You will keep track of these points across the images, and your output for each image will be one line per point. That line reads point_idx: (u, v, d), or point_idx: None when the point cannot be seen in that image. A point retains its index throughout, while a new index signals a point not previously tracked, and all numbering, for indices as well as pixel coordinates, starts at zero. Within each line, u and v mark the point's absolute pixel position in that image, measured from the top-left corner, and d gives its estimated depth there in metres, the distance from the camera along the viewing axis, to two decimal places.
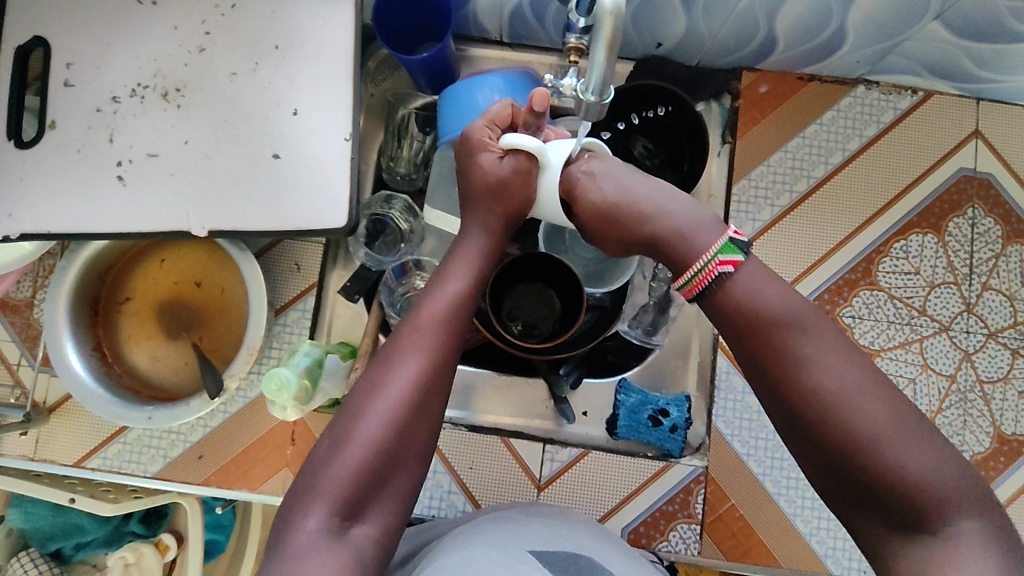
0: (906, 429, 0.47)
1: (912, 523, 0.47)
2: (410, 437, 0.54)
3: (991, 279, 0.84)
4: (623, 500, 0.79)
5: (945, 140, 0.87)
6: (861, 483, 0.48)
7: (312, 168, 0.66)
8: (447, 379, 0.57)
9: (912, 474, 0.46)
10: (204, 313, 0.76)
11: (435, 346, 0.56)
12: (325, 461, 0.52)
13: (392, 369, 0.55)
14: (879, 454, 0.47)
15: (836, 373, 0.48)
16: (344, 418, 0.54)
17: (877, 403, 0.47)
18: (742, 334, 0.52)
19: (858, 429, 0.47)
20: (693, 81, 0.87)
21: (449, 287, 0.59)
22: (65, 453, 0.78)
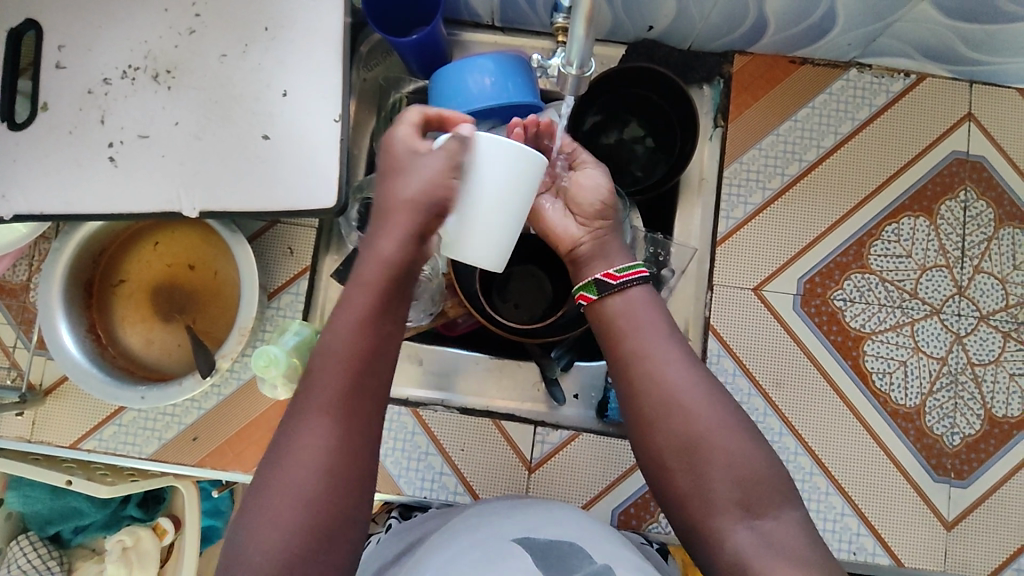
0: (734, 425, 0.58)
1: (745, 504, 0.55)
2: (333, 504, 0.51)
3: (983, 263, 0.84)
4: (613, 482, 0.80)
5: (937, 123, 0.87)
6: (703, 471, 0.56)
7: (302, 150, 0.66)
8: (367, 430, 0.54)
9: (741, 461, 0.56)
10: (197, 295, 0.76)
11: (341, 401, 0.53)
12: (237, 553, 0.50)
13: (297, 435, 0.52)
14: (720, 443, 0.57)
15: (686, 376, 0.59)
16: (265, 486, 0.52)
17: (716, 402, 0.59)
18: (613, 338, 0.62)
19: (699, 425, 0.57)
20: (684, 64, 0.88)
21: (346, 333, 0.55)
22: (62, 434, 0.79)
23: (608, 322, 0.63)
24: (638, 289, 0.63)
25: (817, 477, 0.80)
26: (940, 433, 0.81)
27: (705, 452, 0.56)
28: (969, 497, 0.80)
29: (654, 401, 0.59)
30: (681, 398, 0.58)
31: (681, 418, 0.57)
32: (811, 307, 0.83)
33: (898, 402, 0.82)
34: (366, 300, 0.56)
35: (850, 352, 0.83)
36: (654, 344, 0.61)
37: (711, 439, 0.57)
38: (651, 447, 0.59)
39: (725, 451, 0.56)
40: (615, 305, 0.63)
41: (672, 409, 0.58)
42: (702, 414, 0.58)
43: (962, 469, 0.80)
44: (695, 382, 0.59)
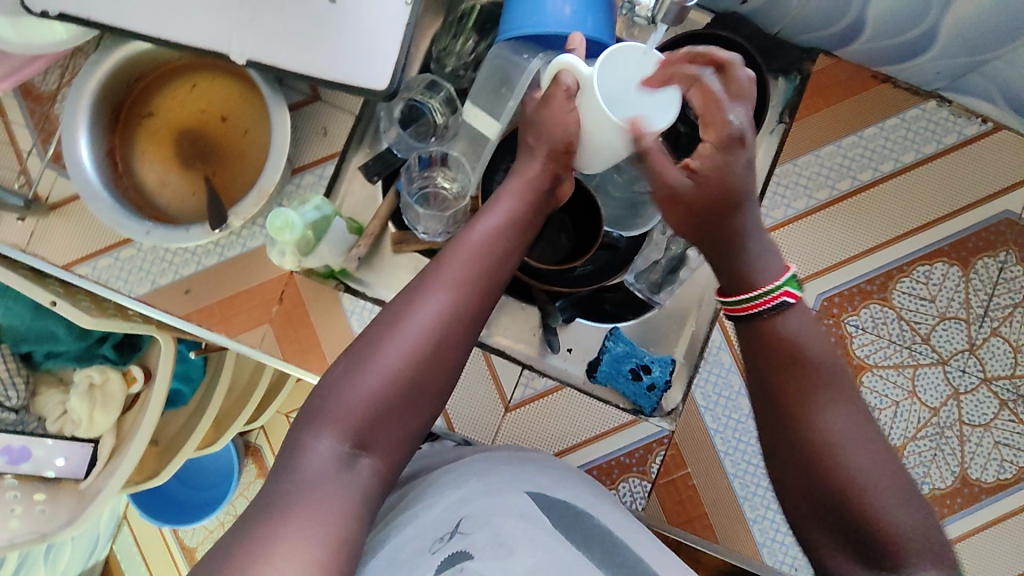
0: (882, 468, 0.54)
1: (879, 557, 0.53)
2: (427, 375, 0.56)
3: (1001, 327, 0.83)
4: (586, 439, 0.80)
5: (1001, 177, 0.84)
6: (838, 521, 0.54)
7: (364, 21, 0.63)
8: (469, 327, 0.59)
9: (887, 517, 0.53)
10: (222, 149, 0.74)
11: (463, 290, 0.59)
12: (338, 387, 0.54)
13: (411, 313, 0.57)
14: (863, 514, 0.53)
15: (837, 425, 0.55)
16: (364, 344, 0.56)
17: (862, 455, 0.54)
18: (772, 368, 0.58)
19: (847, 474, 0.54)
20: (767, 49, 0.83)
21: (483, 231, 0.62)
22: (57, 252, 0.78)
23: (754, 352, 0.59)
24: (788, 315, 0.58)
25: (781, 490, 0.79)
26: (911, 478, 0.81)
27: (849, 506, 0.53)
28: None
29: (795, 438, 0.57)
30: (827, 443, 0.55)
31: (825, 465, 0.55)
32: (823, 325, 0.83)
33: None
34: (512, 210, 0.64)
35: None
36: (820, 371, 0.57)
37: (856, 489, 0.53)
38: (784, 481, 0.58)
39: (870, 502, 0.53)
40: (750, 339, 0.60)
41: (813, 459, 0.55)
42: (853, 455, 0.54)
43: None
44: (844, 431, 0.55)
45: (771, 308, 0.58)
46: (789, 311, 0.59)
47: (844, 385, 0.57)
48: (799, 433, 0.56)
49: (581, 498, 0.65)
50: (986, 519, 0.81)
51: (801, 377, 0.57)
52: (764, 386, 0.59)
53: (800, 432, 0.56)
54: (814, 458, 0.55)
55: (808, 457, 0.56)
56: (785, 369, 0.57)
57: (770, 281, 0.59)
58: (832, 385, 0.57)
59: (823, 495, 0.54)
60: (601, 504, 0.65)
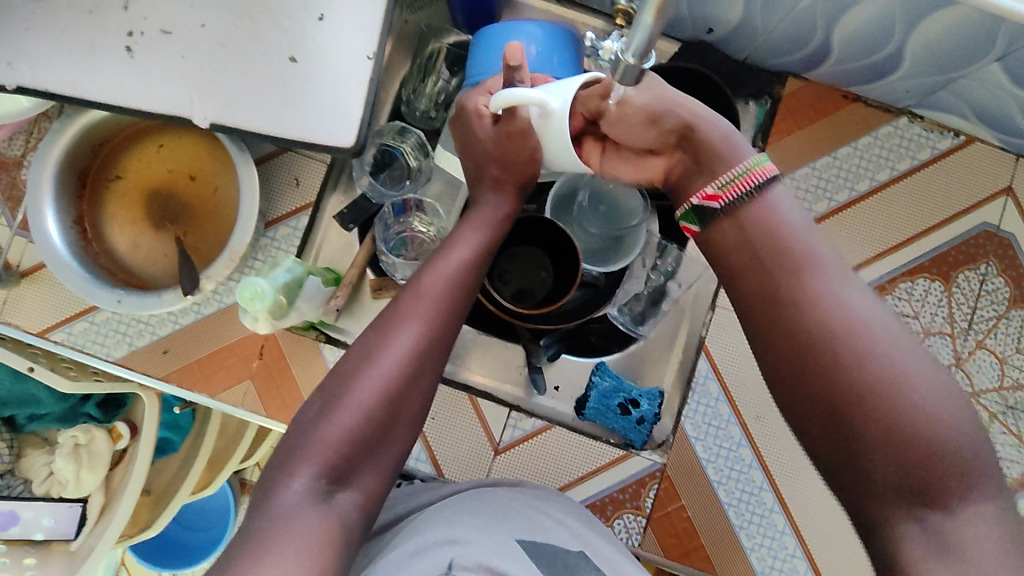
0: (937, 390, 0.44)
1: (910, 478, 0.43)
2: (403, 408, 0.55)
3: (987, 339, 0.82)
4: (581, 477, 0.80)
5: (977, 189, 0.84)
6: (847, 431, 0.45)
7: (330, 79, 0.63)
8: (442, 355, 0.58)
9: (924, 401, 0.43)
10: (193, 208, 0.74)
11: (435, 315, 0.57)
12: (314, 428, 0.52)
13: (386, 343, 0.55)
14: (887, 371, 0.44)
15: (844, 312, 0.46)
16: (339, 381, 0.54)
17: (886, 344, 0.45)
18: (749, 269, 0.51)
19: (863, 371, 0.44)
20: (734, 77, 0.84)
21: (458, 256, 0.60)
22: (32, 319, 0.77)
23: (733, 251, 0.52)
24: (766, 193, 0.52)
25: (775, 516, 0.78)
26: None
27: (872, 400, 0.44)
28: None
29: (802, 338, 0.47)
30: (841, 327, 0.46)
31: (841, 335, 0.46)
32: None
33: None
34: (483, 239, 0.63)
35: None
36: (810, 264, 0.49)
37: (879, 382, 0.44)
38: (788, 386, 0.48)
39: (907, 395, 0.43)
40: (726, 227, 0.52)
41: (819, 351, 0.46)
42: (866, 323, 0.46)
43: None
44: (854, 321, 0.46)
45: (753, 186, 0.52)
46: (775, 186, 0.53)
47: (847, 276, 0.49)
48: (792, 326, 0.48)
49: (571, 537, 0.63)
50: None
51: (792, 272, 0.49)
52: (756, 278, 0.50)
53: (796, 327, 0.47)
54: (814, 355, 0.46)
55: (805, 344, 0.47)
56: (774, 263, 0.50)
57: (735, 167, 0.53)
58: (834, 279, 0.48)
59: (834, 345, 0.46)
60: (590, 541, 0.63)
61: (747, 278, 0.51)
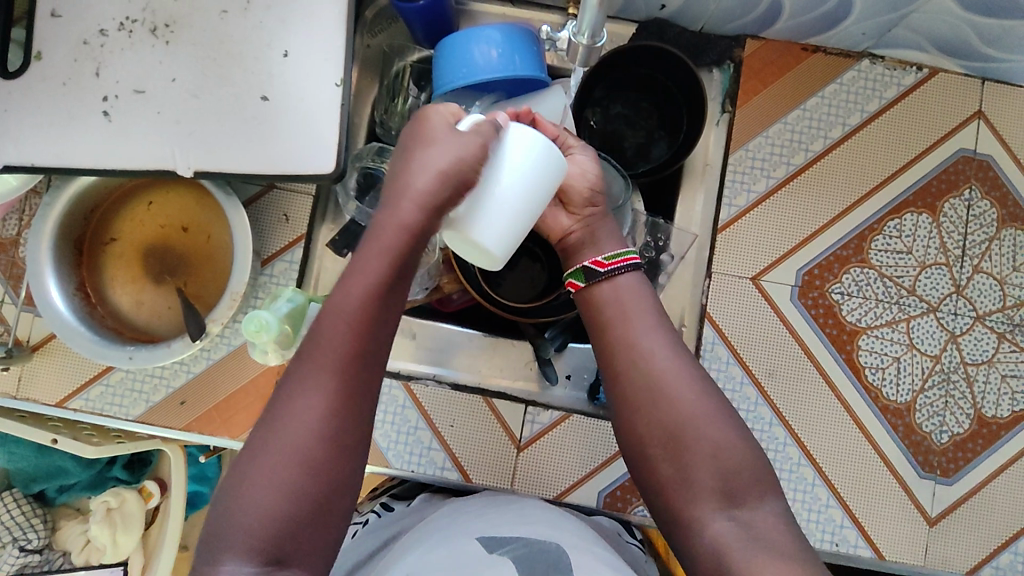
0: (741, 448, 0.58)
1: (721, 476, 0.56)
2: (331, 467, 0.50)
3: (982, 262, 0.82)
4: (607, 460, 0.80)
5: (950, 118, 0.85)
6: (670, 425, 0.58)
7: (303, 111, 0.65)
8: (364, 401, 0.53)
9: (728, 449, 0.57)
10: (190, 257, 0.76)
11: (345, 371, 0.51)
12: (229, 507, 0.49)
13: (292, 409, 0.51)
14: (702, 431, 0.58)
15: (675, 372, 0.60)
16: (247, 458, 0.50)
17: (703, 399, 0.59)
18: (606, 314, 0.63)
19: (689, 418, 0.58)
20: (695, 46, 0.86)
21: (348, 300, 0.52)
22: (49, 390, 0.79)
23: (599, 309, 0.64)
24: (627, 276, 0.65)
25: (803, 469, 0.79)
26: (928, 430, 0.80)
27: (694, 433, 0.57)
28: (954, 494, 0.79)
29: (638, 373, 0.60)
30: (672, 395, 0.59)
31: (665, 399, 0.59)
32: (808, 299, 0.82)
33: (889, 397, 0.80)
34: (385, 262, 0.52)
35: (844, 346, 0.81)
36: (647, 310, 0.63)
37: (697, 425, 0.58)
38: (621, 409, 0.61)
39: (705, 401, 0.59)
40: (603, 291, 0.64)
41: (657, 394, 0.59)
42: (680, 390, 0.59)
43: (948, 467, 0.79)
44: (684, 379, 0.60)
45: (628, 265, 0.65)
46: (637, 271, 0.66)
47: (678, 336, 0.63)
48: (641, 375, 0.60)
49: (536, 529, 0.63)
50: (1010, 454, 0.80)
51: (632, 311, 0.63)
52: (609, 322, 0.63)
53: (643, 377, 0.60)
54: (654, 402, 0.59)
55: (646, 381, 0.60)
56: (619, 302, 0.64)
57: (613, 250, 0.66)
58: (659, 331, 0.62)
59: (673, 419, 0.58)
60: (557, 530, 0.63)
61: (596, 328, 0.64)
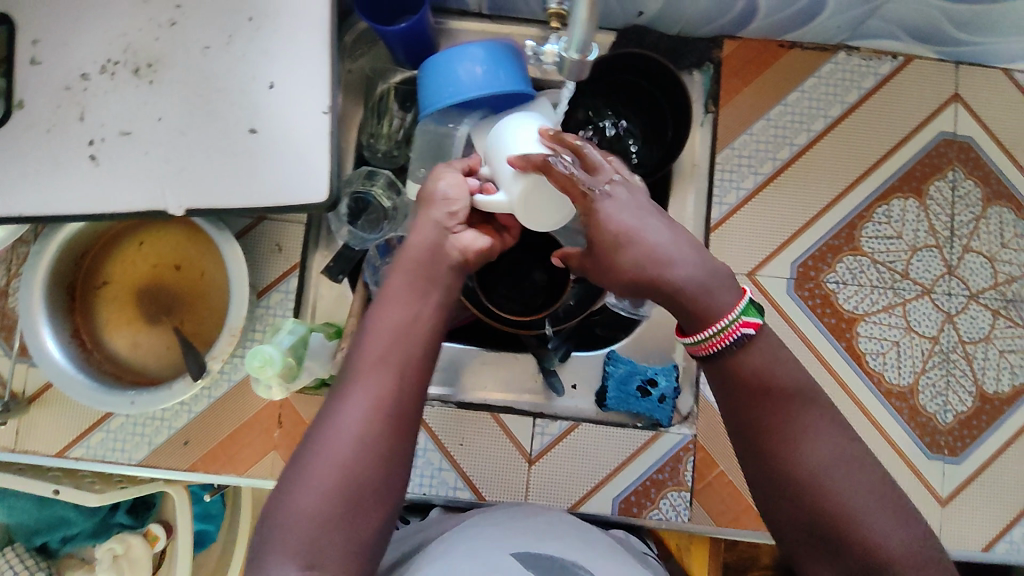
0: (896, 537, 0.48)
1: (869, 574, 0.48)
2: (379, 466, 0.51)
3: (972, 242, 0.84)
4: (618, 466, 0.80)
5: (928, 103, 0.86)
6: (807, 513, 0.50)
7: (291, 141, 0.64)
8: (415, 410, 0.54)
9: (879, 540, 0.48)
10: (185, 295, 0.75)
11: (390, 376, 0.54)
12: (278, 509, 0.50)
13: (342, 408, 0.52)
14: (851, 524, 0.48)
15: (818, 454, 0.50)
16: (293, 466, 0.51)
17: (852, 480, 0.49)
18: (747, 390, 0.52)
19: (832, 504, 0.49)
20: (675, 49, 0.86)
21: (401, 296, 0.58)
22: (49, 441, 0.78)
23: (739, 381, 0.52)
24: (751, 353, 0.52)
25: None
26: (932, 410, 0.81)
27: (839, 527, 0.49)
28: (963, 472, 0.80)
29: (779, 465, 0.51)
30: (813, 477, 0.50)
31: (805, 487, 0.50)
32: (805, 291, 0.82)
33: (892, 381, 0.81)
34: (420, 276, 0.59)
35: (843, 334, 0.82)
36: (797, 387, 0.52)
37: (844, 517, 0.49)
38: (759, 490, 0.53)
39: (853, 486, 0.49)
40: (741, 366, 0.52)
41: (798, 481, 0.50)
42: (837, 481, 0.49)
43: (955, 445, 0.80)
44: (831, 459, 0.50)
45: (741, 339, 0.52)
46: (758, 339, 0.53)
47: (828, 406, 0.52)
48: (776, 459, 0.51)
49: (575, 551, 0.62)
50: (1014, 428, 0.81)
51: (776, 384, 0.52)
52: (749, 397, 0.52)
53: (778, 460, 0.51)
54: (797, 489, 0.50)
55: (779, 460, 0.51)
56: (761, 377, 0.52)
57: (729, 311, 0.53)
58: (809, 414, 0.52)
59: (814, 507, 0.49)
60: (593, 554, 0.62)
61: (728, 398, 0.54)
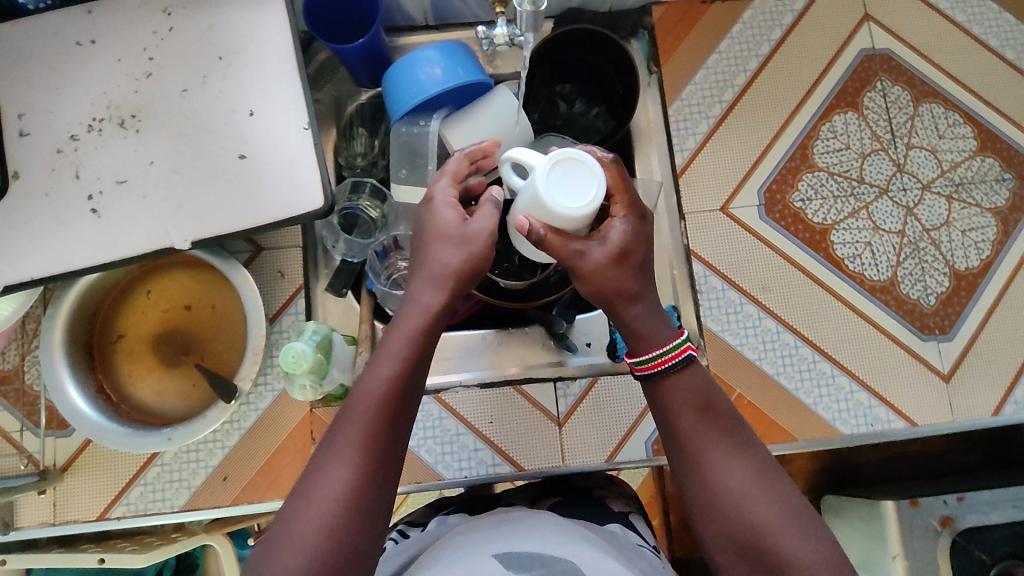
0: (814, 558, 0.50)
1: None
2: (349, 548, 0.49)
3: (912, 139, 0.91)
4: (643, 410, 0.83)
5: (844, 27, 0.94)
6: (733, 531, 0.53)
7: (279, 161, 0.69)
8: (388, 481, 0.52)
9: (801, 556, 0.50)
10: (200, 333, 0.77)
11: (368, 447, 0.52)
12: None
13: (316, 482, 0.51)
14: (769, 541, 0.51)
15: (741, 475, 0.54)
16: (266, 548, 0.50)
17: (772, 501, 0.53)
18: (684, 411, 0.57)
19: (753, 524, 0.52)
20: (608, 23, 0.94)
21: (390, 353, 0.55)
22: (90, 504, 0.79)
23: (675, 401, 0.57)
24: (684, 374, 0.57)
25: (820, 364, 0.84)
26: (916, 297, 0.86)
27: (763, 543, 0.51)
28: (957, 346, 0.85)
29: (708, 490, 0.55)
30: (736, 495, 0.53)
31: (731, 503, 0.53)
32: (775, 213, 0.88)
33: (873, 278, 0.87)
34: (408, 332, 0.56)
35: (820, 245, 0.87)
36: (721, 411, 0.57)
37: (763, 535, 0.52)
38: (696, 518, 0.56)
39: (771, 504, 0.53)
40: (676, 388, 0.57)
41: (724, 495, 0.54)
42: (758, 507, 0.53)
43: (944, 324, 0.86)
44: (752, 480, 0.54)
45: (678, 362, 0.57)
46: (693, 366, 0.58)
47: (752, 436, 0.57)
48: (706, 477, 0.55)
49: (552, 544, 0.56)
50: (993, 297, 0.87)
51: (709, 406, 0.57)
52: (683, 418, 0.57)
53: (709, 479, 0.55)
54: (723, 503, 0.54)
55: (709, 483, 0.55)
56: (697, 399, 0.57)
57: (669, 341, 0.58)
58: (732, 446, 0.56)
59: (738, 525, 0.53)
60: (574, 544, 0.56)
61: (665, 424, 0.58)
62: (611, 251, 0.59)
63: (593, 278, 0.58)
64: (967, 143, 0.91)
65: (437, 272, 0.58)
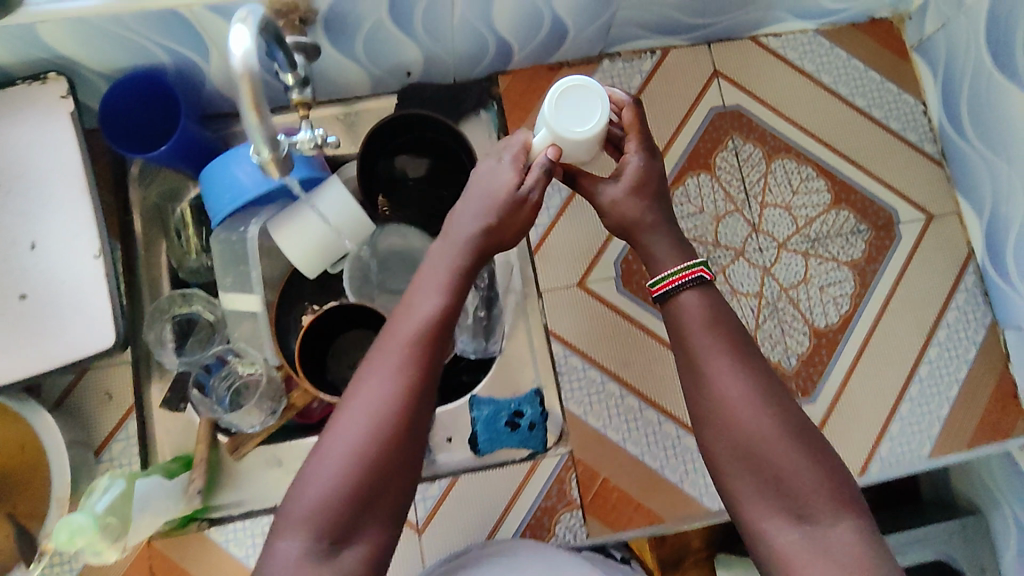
0: (812, 462, 0.52)
1: (792, 501, 0.51)
2: (395, 451, 0.52)
3: (766, 197, 0.90)
4: (506, 507, 0.80)
5: (693, 85, 0.93)
6: (733, 436, 0.53)
7: (66, 294, 0.67)
8: (432, 393, 0.55)
9: (799, 463, 0.52)
10: (11, 475, 0.70)
11: (411, 357, 0.54)
12: (300, 481, 0.52)
13: (363, 386, 0.53)
14: (773, 447, 0.52)
15: (732, 387, 0.54)
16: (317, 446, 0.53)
17: (781, 412, 0.54)
18: (696, 324, 0.57)
19: (754, 434, 0.53)
20: (450, 101, 0.90)
21: (429, 284, 0.58)
22: None
23: (685, 317, 0.58)
24: (690, 293, 0.58)
25: (684, 439, 0.82)
26: (776, 359, 0.85)
27: (761, 451, 0.52)
28: (819, 407, 0.85)
29: (711, 408, 0.55)
30: (725, 404, 0.54)
31: (732, 416, 0.54)
32: (632, 285, 0.86)
33: None
34: (449, 265, 0.59)
35: None
36: (724, 327, 0.57)
37: (769, 440, 0.52)
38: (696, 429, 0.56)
39: (771, 417, 0.53)
40: (683, 304, 0.58)
41: (723, 406, 0.54)
42: (754, 416, 0.53)
43: (806, 385, 0.85)
44: (742, 392, 0.54)
45: (684, 283, 0.58)
46: (707, 287, 0.58)
47: (756, 357, 0.56)
48: (703, 384, 0.55)
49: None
50: (853, 353, 0.86)
51: (718, 321, 0.57)
52: (691, 336, 0.57)
53: (707, 386, 0.55)
54: (718, 415, 0.54)
55: (710, 391, 0.55)
56: (714, 314, 0.57)
57: (684, 269, 0.59)
58: (743, 361, 0.55)
59: (736, 433, 0.53)
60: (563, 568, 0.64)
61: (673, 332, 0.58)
62: (627, 184, 0.62)
63: (611, 212, 0.63)
64: (821, 197, 0.91)
65: (481, 205, 0.61)
